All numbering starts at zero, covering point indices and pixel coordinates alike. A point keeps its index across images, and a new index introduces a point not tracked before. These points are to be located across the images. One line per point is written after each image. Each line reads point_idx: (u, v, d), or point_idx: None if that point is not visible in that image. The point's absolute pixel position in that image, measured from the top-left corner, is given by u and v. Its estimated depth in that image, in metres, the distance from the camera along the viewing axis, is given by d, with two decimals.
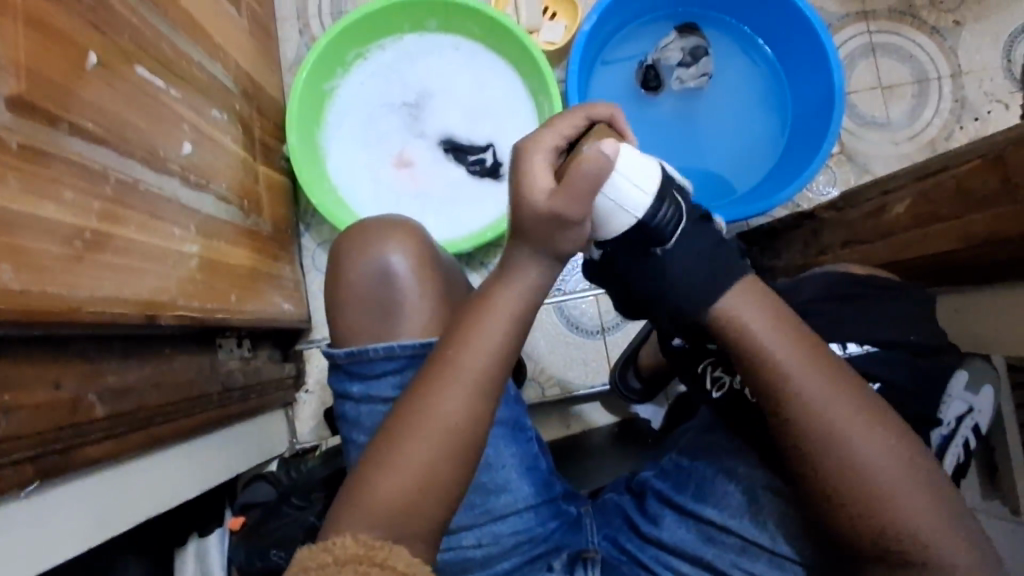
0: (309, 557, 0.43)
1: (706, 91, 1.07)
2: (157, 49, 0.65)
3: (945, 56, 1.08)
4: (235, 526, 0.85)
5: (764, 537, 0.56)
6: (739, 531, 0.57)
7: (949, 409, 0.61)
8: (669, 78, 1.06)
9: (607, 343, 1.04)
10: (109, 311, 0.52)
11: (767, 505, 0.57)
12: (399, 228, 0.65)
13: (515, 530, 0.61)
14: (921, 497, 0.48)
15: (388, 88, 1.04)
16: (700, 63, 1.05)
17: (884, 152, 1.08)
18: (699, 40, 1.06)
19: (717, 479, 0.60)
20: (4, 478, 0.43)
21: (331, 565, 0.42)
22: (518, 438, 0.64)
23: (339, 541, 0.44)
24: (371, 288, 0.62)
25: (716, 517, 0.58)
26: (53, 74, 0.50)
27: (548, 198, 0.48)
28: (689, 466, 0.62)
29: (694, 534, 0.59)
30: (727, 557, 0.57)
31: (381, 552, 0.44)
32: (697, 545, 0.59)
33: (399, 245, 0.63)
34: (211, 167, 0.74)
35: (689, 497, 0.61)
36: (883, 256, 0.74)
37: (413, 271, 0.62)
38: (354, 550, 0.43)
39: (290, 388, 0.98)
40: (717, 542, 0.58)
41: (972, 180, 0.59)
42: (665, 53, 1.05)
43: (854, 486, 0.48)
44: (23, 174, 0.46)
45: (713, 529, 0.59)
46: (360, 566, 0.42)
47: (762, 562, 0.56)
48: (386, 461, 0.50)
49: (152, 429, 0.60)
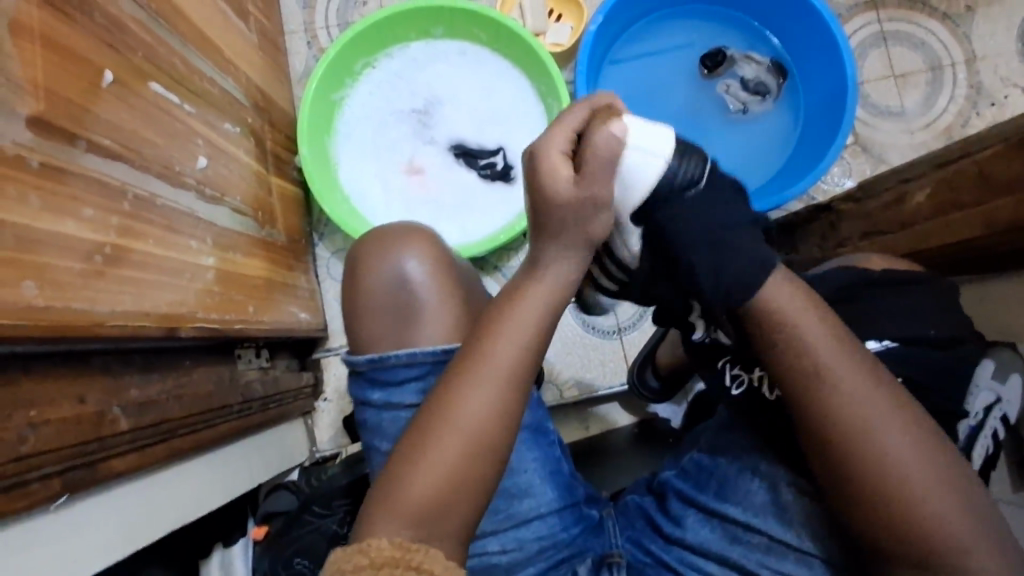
0: (346, 558, 0.44)
1: (732, 117, 1.07)
2: (170, 65, 0.66)
3: (958, 42, 1.07)
4: (259, 535, 0.86)
5: (795, 537, 0.55)
6: (766, 530, 0.56)
7: (978, 399, 0.61)
8: (724, 77, 1.06)
9: (624, 344, 1.03)
10: (130, 324, 0.53)
11: (790, 504, 0.56)
12: (415, 233, 0.65)
13: (540, 535, 0.61)
14: (951, 497, 0.46)
15: (397, 96, 1.04)
16: (755, 97, 1.05)
17: (899, 142, 1.06)
18: (772, 82, 1.05)
19: (741, 477, 0.59)
20: (32, 493, 0.44)
21: (368, 568, 0.43)
22: (540, 442, 0.63)
23: (374, 542, 0.45)
24: (388, 294, 0.62)
25: (740, 515, 0.58)
26: (70, 94, 0.50)
27: (570, 187, 0.50)
28: (712, 464, 0.61)
29: (718, 534, 0.58)
30: (753, 557, 0.56)
31: (419, 555, 0.45)
32: (722, 545, 0.58)
33: (416, 249, 0.63)
34: (226, 180, 0.75)
35: (712, 497, 0.60)
36: (904, 247, 0.73)
37: (430, 277, 0.62)
38: (391, 551, 0.44)
39: (309, 397, 0.99)
40: (743, 542, 0.57)
41: (993, 165, 0.58)
42: (741, 63, 1.05)
43: (887, 481, 0.47)
44: (44, 192, 0.47)
45: (739, 528, 0.58)
46: (397, 569, 0.43)
47: (791, 562, 0.55)
48: (413, 459, 0.49)
49: (172, 442, 0.60)
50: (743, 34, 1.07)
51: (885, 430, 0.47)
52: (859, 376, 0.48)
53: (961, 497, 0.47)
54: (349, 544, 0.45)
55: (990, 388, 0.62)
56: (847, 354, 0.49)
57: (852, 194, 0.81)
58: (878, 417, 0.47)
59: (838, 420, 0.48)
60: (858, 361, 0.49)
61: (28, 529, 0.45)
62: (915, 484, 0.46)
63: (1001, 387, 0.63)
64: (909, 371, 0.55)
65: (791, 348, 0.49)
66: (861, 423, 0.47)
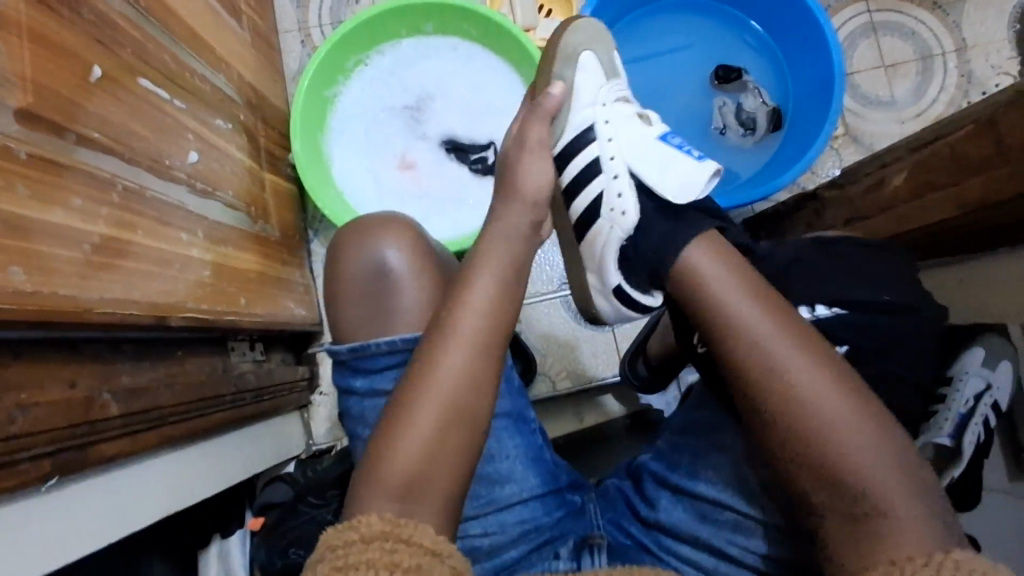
0: (337, 535, 0.44)
1: (713, 134, 1.06)
2: (161, 62, 0.68)
3: (948, 31, 1.07)
4: (256, 526, 0.87)
5: (760, 511, 0.56)
6: (733, 506, 0.57)
7: (966, 386, 0.71)
8: (728, 96, 1.06)
9: (617, 335, 1.04)
10: (118, 312, 0.54)
11: (753, 484, 0.56)
12: (395, 224, 0.67)
13: (521, 519, 0.62)
14: (891, 458, 0.46)
15: (389, 93, 1.06)
16: (738, 129, 1.05)
17: (889, 131, 1.06)
18: (764, 122, 1.04)
19: (711, 454, 0.59)
20: (23, 473, 0.45)
21: (357, 542, 0.43)
22: (522, 429, 0.64)
23: (363, 518, 0.45)
24: (368, 279, 0.64)
25: (710, 493, 0.58)
26: (59, 87, 0.52)
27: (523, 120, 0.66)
28: (685, 443, 0.62)
29: (689, 514, 0.59)
30: (724, 536, 0.57)
31: (408, 528, 0.45)
32: (692, 524, 0.59)
33: (396, 240, 0.65)
34: (217, 175, 0.77)
35: (682, 475, 0.60)
36: (883, 231, 0.73)
37: (410, 264, 0.64)
38: (381, 526, 0.44)
39: (304, 391, 1.00)
40: (712, 520, 0.58)
41: (966, 147, 0.59)
42: (747, 94, 1.05)
43: (820, 448, 0.47)
44: (32, 182, 0.48)
45: (710, 507, 0.58)
46: (386, 541, 0.43)
47: (756, 538, 0.56)
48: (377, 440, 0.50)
49: (164, 429, 0.61)
50: (736, 30, 1.08)
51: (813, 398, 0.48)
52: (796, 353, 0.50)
53: (897, 462, 0.46)
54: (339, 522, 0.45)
55: (977, 374, 0.71)
56: (783, 332, 0.51)
57: (839, 181, 0.82)
58: (807, 384, 0.49)
59: (765, 390, 0.50)
60: (793, 335, 0.50)
61: (17, 510, 0.46)
62: (855, 453, 0.47)
63: (991, 375, 0.70)
64: (882, 352, 0.55)
65: (721, 322, 0.52)
66: (788, 388, 0.49)
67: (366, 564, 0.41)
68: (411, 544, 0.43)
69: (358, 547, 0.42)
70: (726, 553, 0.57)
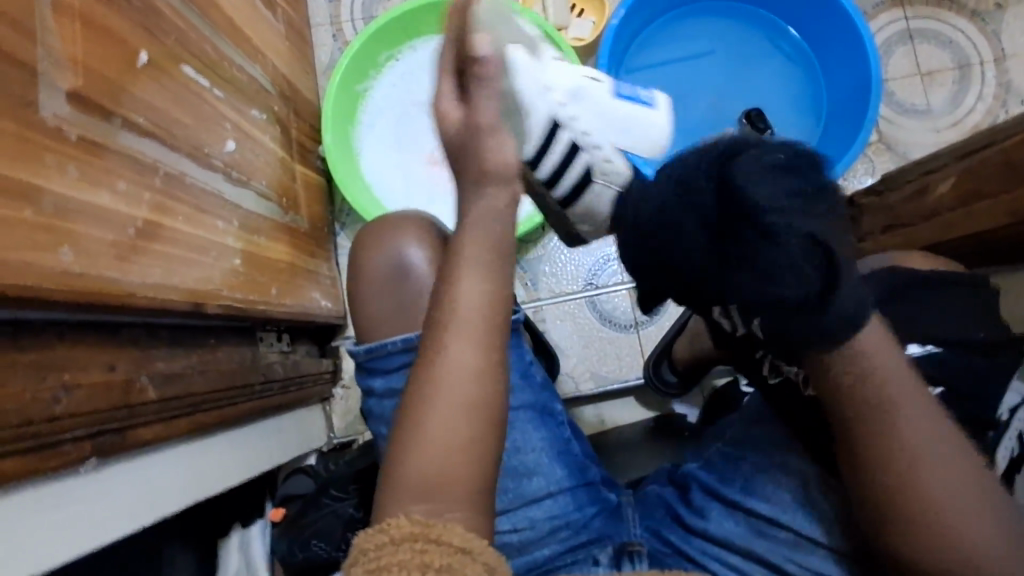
0: (370, 538, 0.43)
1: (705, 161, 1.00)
2: (202, 50, 0.68)
3: (987, 39, 1.05)
4: (276, 517, 0.86)
5: (825, 530, 0.55)
6: (791, 524, 0.56)
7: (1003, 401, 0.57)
8: None
9: (640, 337, 1.03)
10: (158, 296, 0.54)
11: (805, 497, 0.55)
12: (411, 221, 0.67)
13: (551, 514, 0.62)
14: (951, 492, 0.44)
15: (420, 88, 1.06)
16: None
17: (924, 140, 1.05)
18: None
19: (773, 472, 0.58)
20: (64, 454, 0.45)
21: (388, 545, 0.42)
22: (548, 423, 0.65)
23: (393, 521, 0.44)
24: (390, 277, 0.64)
25: (767, 511, 0.57)
26: (107, 71, 0.52)
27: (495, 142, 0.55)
28: (738, 456, 0.61)
29: (742, 527, 0.58)
30: (782, 552, 0.56)
31: (437, 528, 0.44)
32: (746, 538, 0.58)
33: (411, 237, 0.65)
34: (251, 164, 0.77)
35: (739, 491, 0.59)
36: (926, 238, 0.73)
37: (427, 259, 0.64)
38: (411, 528, 0.43)
39: (328, 383, 1.00)
40: (768, 536, 0.57)
41: (1020, 154, 0.58)
42: None
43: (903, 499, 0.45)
44: (81, 164, 0.48)
45: (767, 523, 0.57)
46: (416, 543, 0.42)
47: (818, 557, 0.55)
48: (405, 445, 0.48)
49: (196, 415, 0.61)
50: (772, 36, 1.07)
51: (928, 484, 0.45)
52: (870, 378, 0.46)
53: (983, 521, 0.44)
54: (372, 525, 0.45)
55: (1015, 389, 0.57)
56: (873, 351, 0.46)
57: (877, 188, 0.82)
58: (900, 439, 0.45)
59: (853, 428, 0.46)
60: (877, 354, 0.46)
61: (58, 491, 0.46)
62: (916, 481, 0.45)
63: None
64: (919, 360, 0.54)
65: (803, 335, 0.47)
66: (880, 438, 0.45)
67: (397, 566, 0.40)
68: (442, 543, 0.42)
69: (389, 549, 0.42)
70: (782, 568, 0.56)
